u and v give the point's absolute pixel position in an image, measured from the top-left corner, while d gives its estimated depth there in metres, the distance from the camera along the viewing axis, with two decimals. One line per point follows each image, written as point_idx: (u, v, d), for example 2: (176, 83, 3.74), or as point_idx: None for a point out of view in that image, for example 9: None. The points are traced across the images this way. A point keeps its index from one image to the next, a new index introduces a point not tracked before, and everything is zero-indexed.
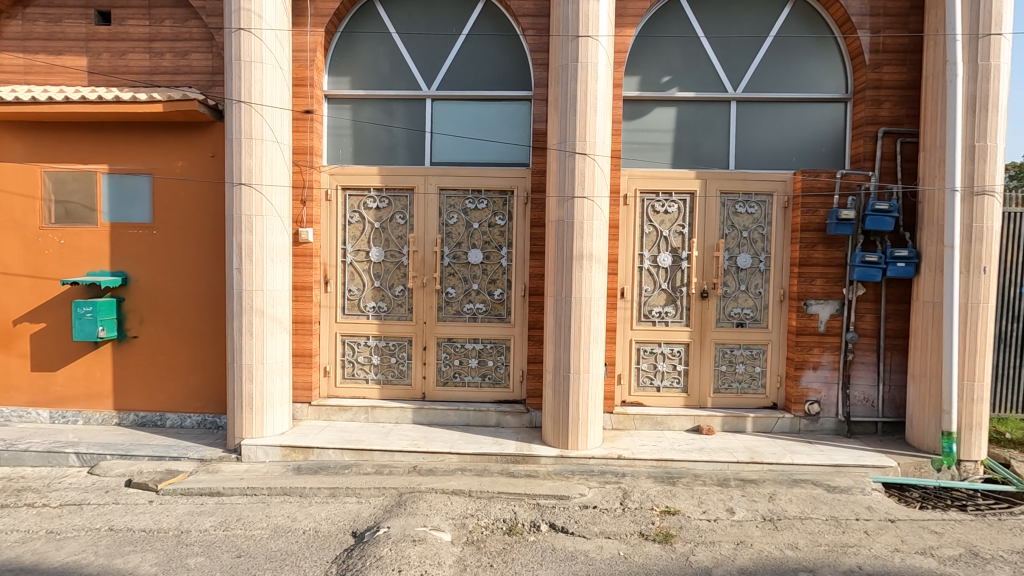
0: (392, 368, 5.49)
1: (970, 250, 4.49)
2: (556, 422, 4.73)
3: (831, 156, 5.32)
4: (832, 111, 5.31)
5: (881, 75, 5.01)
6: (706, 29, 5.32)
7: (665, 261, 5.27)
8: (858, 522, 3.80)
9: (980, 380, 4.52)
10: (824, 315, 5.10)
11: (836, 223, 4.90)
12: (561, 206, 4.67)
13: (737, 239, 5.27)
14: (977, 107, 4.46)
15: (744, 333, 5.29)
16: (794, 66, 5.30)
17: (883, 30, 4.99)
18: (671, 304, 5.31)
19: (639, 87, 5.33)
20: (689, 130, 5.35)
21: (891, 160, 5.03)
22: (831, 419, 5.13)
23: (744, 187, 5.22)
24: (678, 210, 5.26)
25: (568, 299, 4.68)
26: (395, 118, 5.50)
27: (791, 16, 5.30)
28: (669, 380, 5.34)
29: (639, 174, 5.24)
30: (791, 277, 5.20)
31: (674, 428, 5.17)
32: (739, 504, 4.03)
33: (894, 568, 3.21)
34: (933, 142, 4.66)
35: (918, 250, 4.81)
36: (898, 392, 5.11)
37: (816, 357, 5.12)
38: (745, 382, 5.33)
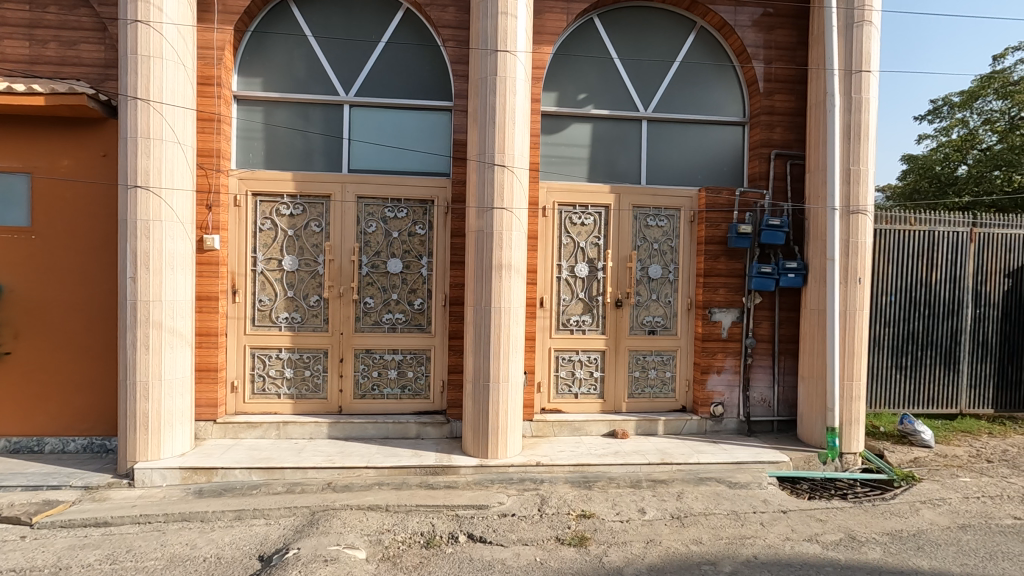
0: (306, 382, 5.28)
1: (848, 263, 4.98)
2: (476, 432, 4.73)
3: (732, 175, 5.74)
4: (732, 133, 5.74)
5: (773, 103, 5.49)
6: (619, 52, 5.59)
7: (582, 271, 5.45)
8: (755, 514, 4.09)
9: (857, 380, 5.01)
10: (726, 322, 5.46)
11: (736, 237, 5.29)
12: (480, 216, 4.71)
13: (649, 251, 5.55)
14: (852, 135, 4.97)
15: (656, 340, 5.57)
16: (699, 91, 5.69)
17: (774, 61, 5.49)
18: (588, 313, 5.49)
19: (557, 103, 5.51)
20: (604, 146, 5.58)
21: (782, 180, 5.51)
22: (733, 419, 5.50)
23: (654, 201, 5.51)
24: (594, 222, 5.47)
25: (487, 308, 4.71)
26: (310, 123, 5.32)
27: (695, 44, 5.69)
28: (586, 386, 5.51)
29: (557, 187, 5.39)
30: (697, 286, 5.54)
31: (591, 433, 5.32)
32: (650, 504, 4.22)
33: (785, 556, 3.48)
34: (816, 165, 5.16)
35: (805, 263, 5.28)
36: (791, 392, 5.57)
37: (720, 362, 5.47)
38: (657, 387, 5.60)
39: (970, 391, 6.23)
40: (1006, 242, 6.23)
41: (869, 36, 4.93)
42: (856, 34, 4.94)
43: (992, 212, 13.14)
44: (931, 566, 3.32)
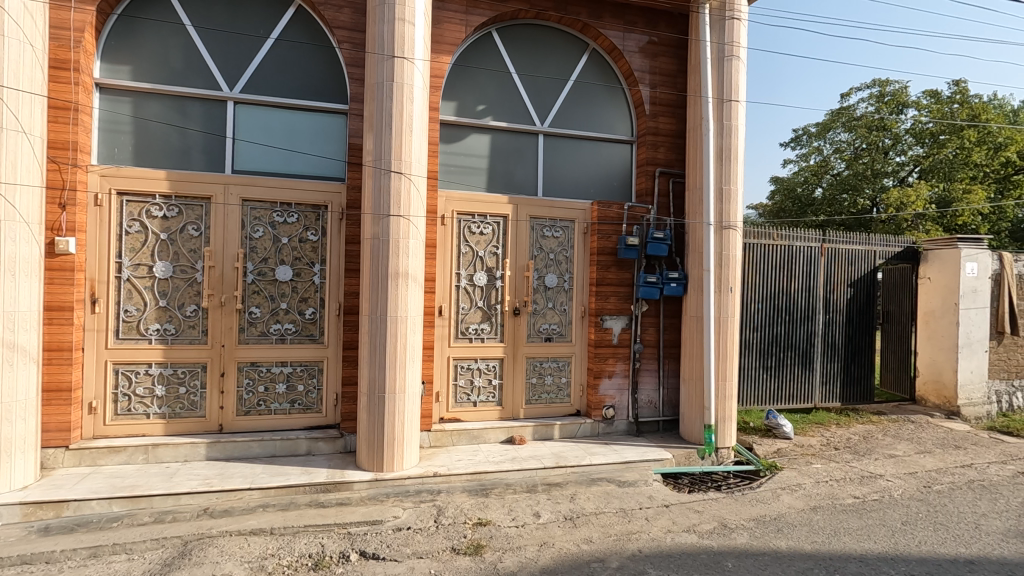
0: (180, 400, 4.83)
1: (721, 273, 5.46)
2: (371, 445, 4.55)
3: (621, 190, 6.09)
4: (621, 151, 6.10)
5: (658, 124, 5.92)
6: (517, 67, 5.75)
7: (481, 280, 5.50)
8: (640, 510, 4.35)
9: (729, 379, 5.49)
10: (617, 329, 5.77)
11: (625, 248, 5.62)
12: (376, 223, 4.60)
13: (545, 260, 5.72)
14: (724, 157, 5.47)
15: (552, 347, 5.74)
16: (591, 109, 5.99)
17: (658, 86, 5.93)
18: (487, 321, 5.55)
19: (456, 113, 5.54)
20: (503, 158, 5.69)
21: (666, 197, 5.94)
22: (623, 421, 5.80)
23: (550, 213, 5.70)
24: (492, 231, 5.55)
25: (383, 317, 4.59)
26: (189, 119, 4.92)
27: (587, 65, 5.99)
28: (485, 395, 5.55)
29: (456, 196, 5.41)
30: (590, 295, 5.80)
31: (489, 441, 5.34)
32: (544, 507, 4.34)
33: (666, 547, 3.71)
34: (694, 184, 5.62)
35: (686, 273, 5.72)
36: (674, 393, 5.99)
37: (611, 366, 5.75)
38: (553, 393, 5.77)
39: (822, 387, 7.06)
40: (848, 256, 7.16)
41: (738, 69, 5.47)
42: (727, 67, 5.46)
43: (841, 229, 15.06)
44: (788, 546, 3.71)
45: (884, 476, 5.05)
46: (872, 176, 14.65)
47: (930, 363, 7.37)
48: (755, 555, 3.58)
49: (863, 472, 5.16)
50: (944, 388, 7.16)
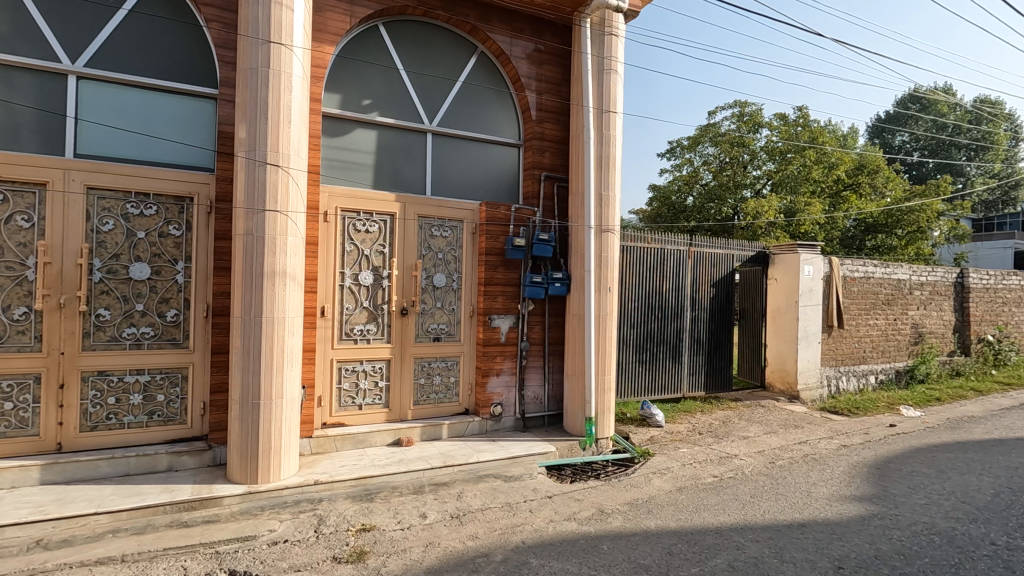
0: (6, 417, 4.14)
1: (600, 274, 5.79)
2: (244, 457, 4.22)
3: (509, 192, 6.24)
4: (508, 154, 6.25)
5: (543, 130, 6.16)
6: (404, 63, 5.66)
7: (366, 279, 5.35)
8: (525, 503, 4.50)
9: (608, 374, 5.84)
10: (504, 327, 5.90)
11: (511, 249, 5.76)
12: (249, 218, 4.29)
13: (434, 260, 5.69)
14: (603, 165, 5.81)
15: (440, 347, 5.73)
16: (479, 111, 6.07)
17: (543, 93, 6.16)
18: (373, 322, 5.40)
19: (340, 106, 5.33)
20: (390, 156, 5.58)
21: (550, 200, 6.21)
22: (510, 417, 5.95)
23: (439, 212, 5.69)
24: (379, 229, 5.42)
25: (258, 319, 4.29)
26: (17, 92, 4.25)
27: (476, 67, 6.06)
28: (371, 397, 5.40)
29: (340, 192, 5.22)
30: (478, 294, 5.87)
31: (375, 444, 5.21)
32: (431, 508, 4.33)
33: (548, 537, 3.87)
34: (576, 189, 5.90)
35: (569, 274, 6.00)
36: (558, 389, 6.27)
37: (499, 364, 5.87)
38: (441, 393, 5.77)
39: (689, 378, 7.74)
40: (712, 259, 7.92)
41: (616, 83, 5.84)
42: (605, 79, 5.80)
43: (709, 234, 16.57)
44: (656, 525, 4.03)
45: (738, 455, 5.67)
46: (733, 188, 16.32)
47: (777, 354, 8.36)
48: (627, 536, 3.85)
49: (721, 453, 5.75)
50: (787, 375, 8.18)
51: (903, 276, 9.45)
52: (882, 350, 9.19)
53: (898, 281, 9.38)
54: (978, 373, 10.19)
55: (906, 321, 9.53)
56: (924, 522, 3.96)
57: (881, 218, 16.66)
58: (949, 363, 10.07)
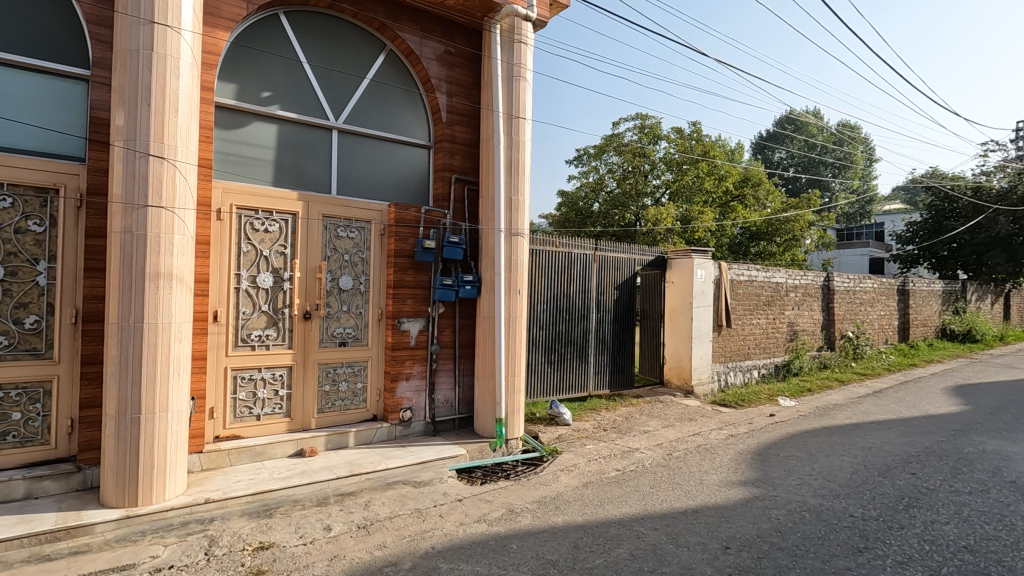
0: None
1: (510, 277, 5.88)
2: (121, 478, 3.82)
3: (418, 193, 6.16)
4: (418, 155, 6.18)
5: (454, 132, 6.15)
6: (308, 56, 5.42)
7: (265, 282, 5.04)
8: (434, 508, 4.46)
9: (518, 375, 5.94)
10: (414, 331, 5.81)
11: (421, 251, 5.69)
12: (128, 215, 3.90)
13: (339, 262, 5.48)
14: (513, 170, 5.91)
15: (347, 352, 5.53)
16: (388, 110, 5.95)
17: (454, 96, 6.16)
18: (273, 326, 5.10)
19: (236, 96, 4.99)
20: (292, 152, 5.31)
21: (461, 202, 6.21)
22: (420, 422, 5.87)
23: (345, 213, 5.49)
24: (280, 229, 5.13)
25: (139, 325, 3.91)
26: None
27: (385, 66, 5.93)
28: (270, 407, 5.09)
29: (236, 188, 4.88)
30: (387, 297, 5.74)
31: (275, 456, 4.92)
32: (336, 519, 4.16)
33: (458, 540, 3.86)
34: (487, 193, 5.96)
35: (479, 276, 6.03)
36: (469, 391, 6.27)
37: (408, 369, 5.77)
38: (348, 399, 5.56)
39: (595, 376, 8.06)
40: (615, 263, 8.31)
41: (525, 90, 5.96)
42: (515, 86, 5.90)
43: (613, 240, 17.35)
44: (563, 520, 4.16)
45: (639, 449, 5.98)
46: (635, 196, 17.24)
47: (674, 352, 8.93)
48: (536, 533, 3.94)
49: (624, 447, 6.04)
50: (683, 372, 8.75)
51: (781, 279, 10.46)
52: (763, 347, 10.10)
53: (777, 284, 10.36)
54: (841, 365, 11.51)
55: (784, 320, 10.55)
56: (798, 501, 4.40)
57: (763, 227, 18.32)
58: (818, 357, 11.27)
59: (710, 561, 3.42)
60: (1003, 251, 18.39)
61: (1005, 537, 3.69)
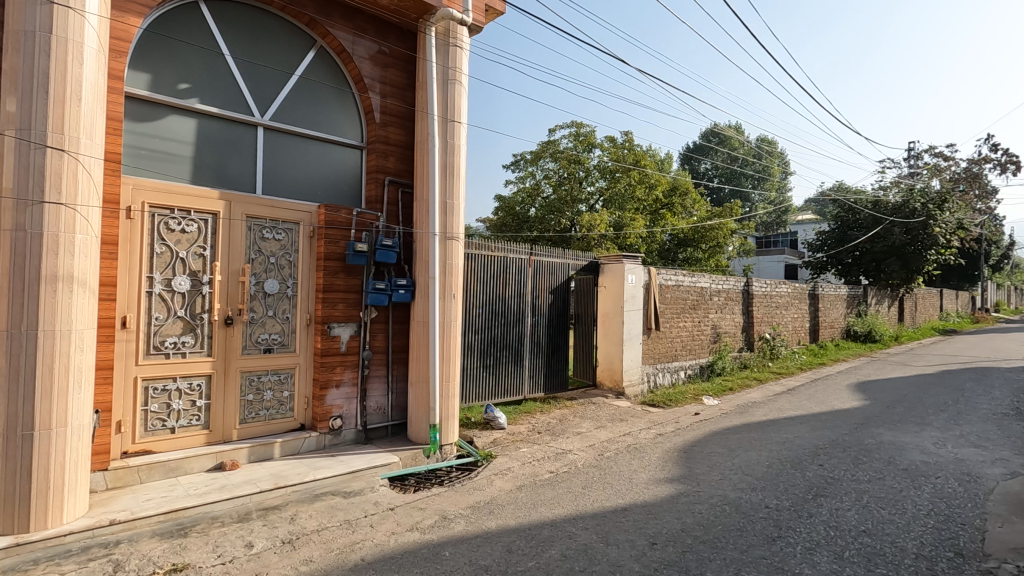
0: None
1: (445, 281, 5.84)
2: (10, 502, 3.46)
3: (350, 195, 6.00)
4: (350, 155, 6.02)
5: (388, 134, 6.04)
6: (231, 48, 5.15)
7: (182, 285, 4.73)
8: (365, 518, 4.33)
9: (452, 380, 5.89)
10: (344, 336, 5.64)
11: (353, 254, 5.54)
12: (20, 211, 3.55)
13: (264, 264, 5.24)
14: (447, 173, 5.88)
15: (272, 359, 5.28)
16: (318, 109, 5.75)
17: (387, 96, 6.05)
18: (189, 333, 4.79)
19: (149, 87, 4.67)
20: (212, 148, 5.02)
21: (394, 205, 6.10)
22: (351, 430, 5.70)
23: (271, 213, 5.26)
24: (198, 229, 4.83)
25: (34, 333, 3.56)
26: None
27: (314, 62, 5.74)
28: (186, 419, 4.78)
29: (148, 185, 4.56)
30: (316, 302, 5.54)
31: (192, 471, 4.62)
32: (259, 535, 3.96)
33: (389, 550, 3.77)
34: (421, 196, 5.89)
35: (413, 280, 5.95)
36: (402, 397, 6.16)
37: (339, 376, 5.60)
38: (273, 409, 5.32)
39: (530, 380, 8.14)
40: (550, 268, 8.44)
41: (460, 94, 5.95)
42: (450, 90, 5.88)
43: (549, 245, 17.60)
44: (496, 524, 4.16)
45: (572, 451, 6.10)
46: (570, 202, 17.60)
47: (606, 354, 9.16)
48: (469, 539, 3.91)
49: (558, 449, 6.14)
50: (615, 373, 9.01)
51: (705, 284, 10.99)
52: (689, 349, 10.58)
53: (702, 289, 10.89)
54: (759, 365, 12.24)
55: (708, 323, 11.09)
56: (719, 495, 4.63)
57: (689, 234, 19.19)
58: (739, 358, 11.93)
59: (638, 558, 3.52)
60: (898, 259, 20.26)
61: (898, 520, 4.05)
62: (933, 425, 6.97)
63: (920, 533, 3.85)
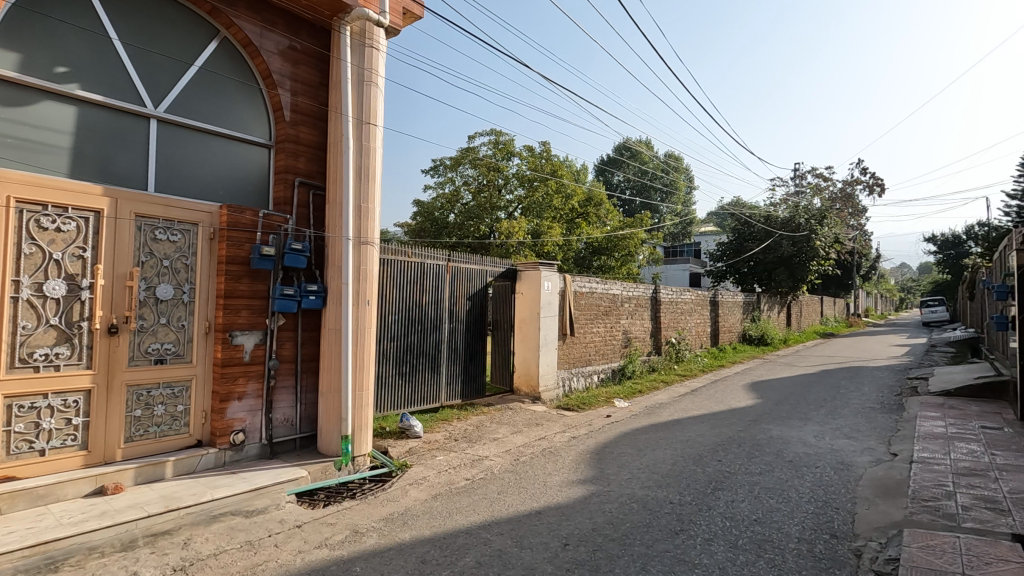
0: None
1: (358, 287, 5.67)
2: None
3: (256, 195, 5.68)
4: (257, 154, 5.70)
5: (298, 133, 5.79)
6: (119, 32, 4.72)
7: (56, 290, 4.25)
8: (269, 538, 4.09)
9: (366, 389, 5.72)
10: (248, 345, 5.31)
11: (258, 258, 5.24)
12: None
13: (157, 268, 4.82)
14: (362, 177, 5.72)
15: (164, 370, 4.87)
16: (221, 103, 5.41)
17: (298, 94, 5.81)
18: (65, 343, 4.31)
19: (18, 68, 4.17)
20: (96, 140, 4.57)
21: (305, 208, 5.84)
22: (255, 444, 5.37)
23: (165, 213, 4.86)
24: (77, 229, 4.37)
25: None
26: None
27: (217, 54, 5.39)
28: (60, 439, 4.28)
29: (17, 178, 4.06)
30: (216, 308, 5.18)
31: (65, 498, 4.14)
32: (146, 564, 3.62)
33: (295, 570, 3.58)
34: (334, 199, 5.69)
35: (324, 286, 5.72)
36: (312, 408, 5.89)
37: (241, 387, 5.26)
38: (165, 425, 4.90)
39: (447, 387, 8.08)
40: (468, 274, 8.44)
41: (376, 96, 5.82)
42: (365, 92, 5.74)
43: (468, 251, 17.61)
44: (410, 536, 4.08)
45: (488, 457, 6.12)
46: (489, 209, 17.75)
47: (523, 360, 9.29)
48: (381, 552, 3.81)
49: (474, 456, 6.13)
50: (531, 378, 9.16)
51: (617, 291, 11.47)
52: (602, 353, 10.97)
53: (614, 295, 11.35)
54: (666, 368, 12.93)
55: (620, 328, 11.58)
56: (628, 493, 4.83)
57: (603, 242, 19.96)
58: (648, 361, 12.55)
59: (551, 559, 3.59)
60: (786, 269, 22.25)
61: (784, 508, 4.43)
62: (814, 419, 7.70)
63: (801, 518, 4.23)
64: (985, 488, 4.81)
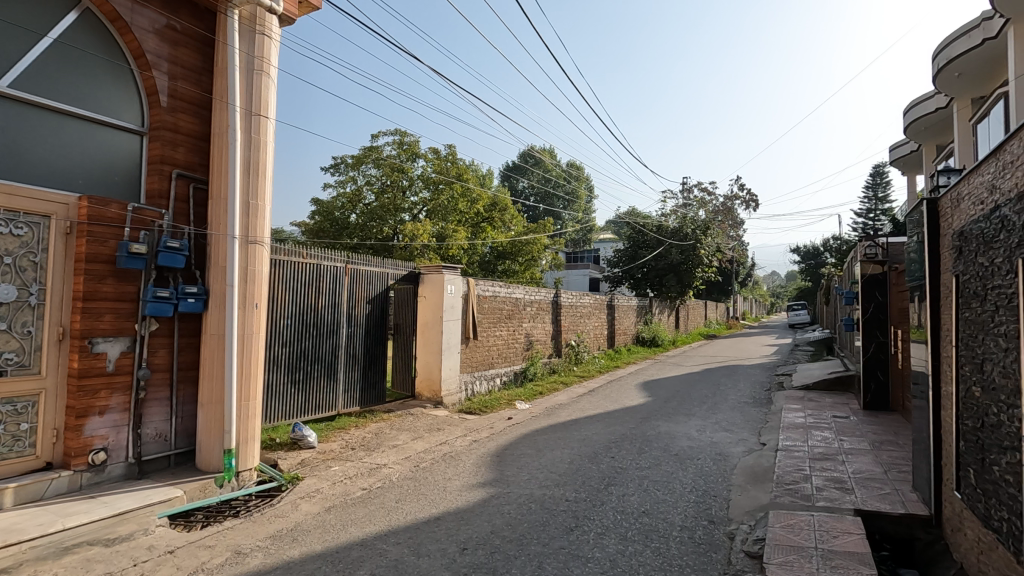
0: None
1: (245, 289, 5.28)
2: None
3: (125, 187, 5.11)
4: (126, 141, 5.13)
5: (176, 121, 5.31)
6: None
7: None
8: (134, 568, 3.68)
9: (254, 399, 5.34)
10: (112, 353, 4.75)
11: (126, 256, 4.73)
12: None
13: None
14: (250, 171, 5.35)
15: (4, 384, 4.23)
16: (81, 82, 4.81)
17: (178, 79, 5.32)
18: None
19: None
20: None
21: (185, 202, 5.35)
22: (119, 464, 4.81)
23: (7, 203, 4.23)
24: None
25: None
26: None
27: (77, 27, 4.80)
28: None
29: None
30: (72, 312, 4.59)
31: None
32: None
33: None
34: (218, 194, 5.27)
35: (206, 288, 5.27)
36: (190, 422, 5.39)
37: (103, 401, 4.69)
38: (5, 446, 4.25)
39: (344, 394, 7.76)
40: (368, 277, 8.17)
41: (267, 86, 5.47)
42: (256, 81, 5.39)
43: (370, 253, 17.09)
44: (299, 552, 3.86)
45: (386, 465, 5.95)
46: (393, 210, 17.37)
47: (425, 364, 9.16)
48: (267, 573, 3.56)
49: (371, 465, 5.93)
50: (434, 383, 9.04)
51: (520, 295, 11.68)
52: (505, 356, 11.11)
53: (517, 299, 11.54)
54: (566, 369, 13.36)
55: (522, 332, 11.79)
56: (527, 494, 4.93)
57: (508, 247, 20.26)
58: (549, 363, 12.89)
59: (448, 565, 3.56)
60: (675, 275, 23.89)
61: (669, 499, 4.74)
62: (697, 415, 8.31)
63: (684, 507, 4.56)
64: (835, 470, 5.46)
